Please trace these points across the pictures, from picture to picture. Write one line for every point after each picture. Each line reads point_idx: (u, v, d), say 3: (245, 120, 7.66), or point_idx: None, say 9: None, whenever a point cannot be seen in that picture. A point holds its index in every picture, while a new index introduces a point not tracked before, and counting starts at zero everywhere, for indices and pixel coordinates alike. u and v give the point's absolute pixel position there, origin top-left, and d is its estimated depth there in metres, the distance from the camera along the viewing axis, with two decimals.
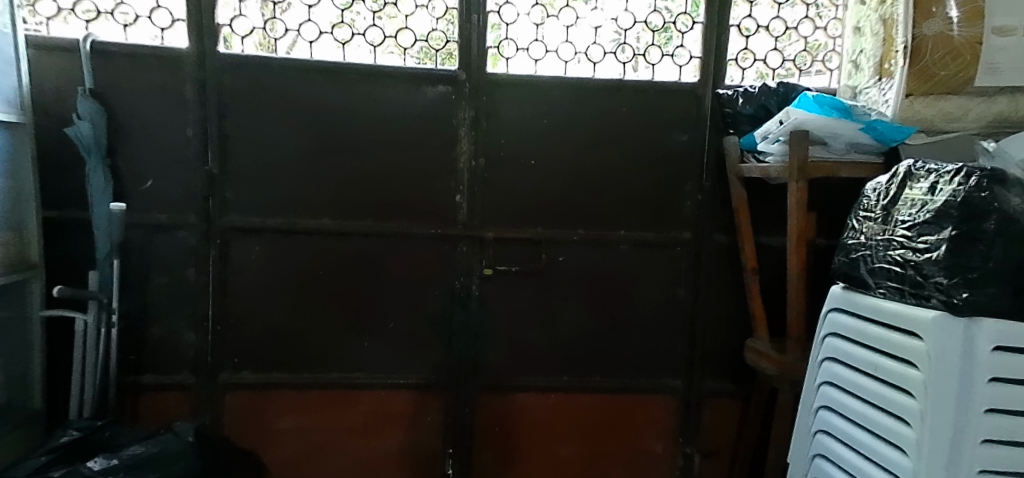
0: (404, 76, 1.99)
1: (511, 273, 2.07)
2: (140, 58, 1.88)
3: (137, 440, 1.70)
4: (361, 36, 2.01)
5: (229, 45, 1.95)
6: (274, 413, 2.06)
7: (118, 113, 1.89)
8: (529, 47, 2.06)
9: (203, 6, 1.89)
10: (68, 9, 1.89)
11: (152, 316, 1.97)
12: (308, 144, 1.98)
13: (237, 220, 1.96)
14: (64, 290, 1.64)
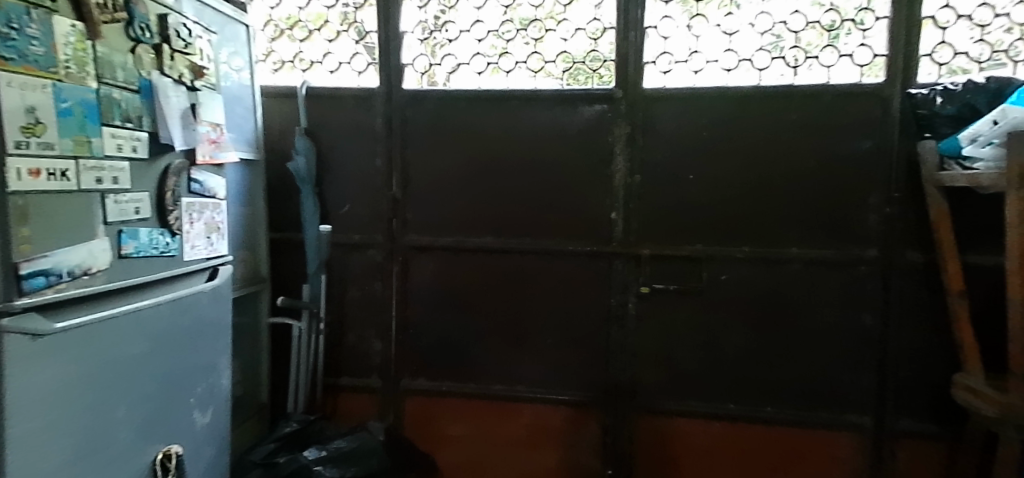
0: (547, 99, 2.06)
1: (669, 291, 2.03)
2: (338, 99, 2.16)
3: (340, 436, 1.91)
4: (523, 63, 2.12)
5: (409, 81, 2.15)
6: (445, 418, 2.21)
7: (323, 147, 2.18)
8: (688, 59, 2.02)
9: (391, 48, 2.11)
10: (290, 61, 2.23)
11: (348, 324, 2.22)
12: (476, 167, 2.11)
13: (417, 240, 2.15)
14: (286, 301, 1.93)
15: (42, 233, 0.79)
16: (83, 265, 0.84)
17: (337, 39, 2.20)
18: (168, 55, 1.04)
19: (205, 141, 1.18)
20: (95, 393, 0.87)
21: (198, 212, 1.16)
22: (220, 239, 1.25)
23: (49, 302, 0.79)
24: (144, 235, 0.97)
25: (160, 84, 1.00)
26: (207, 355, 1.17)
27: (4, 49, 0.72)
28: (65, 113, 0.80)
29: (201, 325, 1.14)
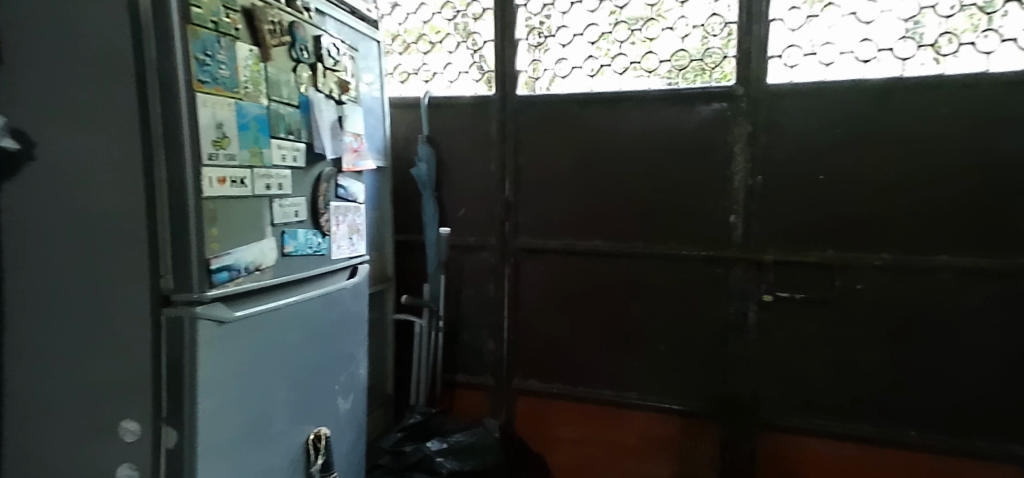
0: (648, 98, 1.98)
1: (794, 301, 1.88)
2: (457, 106, 2.22)
3: (459, 430, 1.99)
4: (638, 63, 2.05)
5: (527, 88, 2.17)
6: (555, 420, 2.21)
7: (443, 153, 2.26)
8: (818, 50, 1.84)
9: (507, 56, 2.14)
10: (413, 72, 2.34)
11: (463, 323, 2.28)
12: (587, 170, 2.08)
13: (528, 243, 2.16)
14: (411, 299, 2.04)
15: (225, 231, 0.90)
16: (256, 262, 0.95)
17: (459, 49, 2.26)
18: (321, 72, 1.14)
19: (349, 150, 1.28)
20: (263, 375, 0.97)
21: (342, 215, 1.25)
22: (359, 240, 1.33)
23: (229, 292, 0.90)
24: (301, 235, 1.07)
25: (316, 99, 1.11)
26: (348, 346, 1.26)
27: (202, 73, 0.85)
28: (243, 127, 0.92)
29: (344, 317, 1.24)
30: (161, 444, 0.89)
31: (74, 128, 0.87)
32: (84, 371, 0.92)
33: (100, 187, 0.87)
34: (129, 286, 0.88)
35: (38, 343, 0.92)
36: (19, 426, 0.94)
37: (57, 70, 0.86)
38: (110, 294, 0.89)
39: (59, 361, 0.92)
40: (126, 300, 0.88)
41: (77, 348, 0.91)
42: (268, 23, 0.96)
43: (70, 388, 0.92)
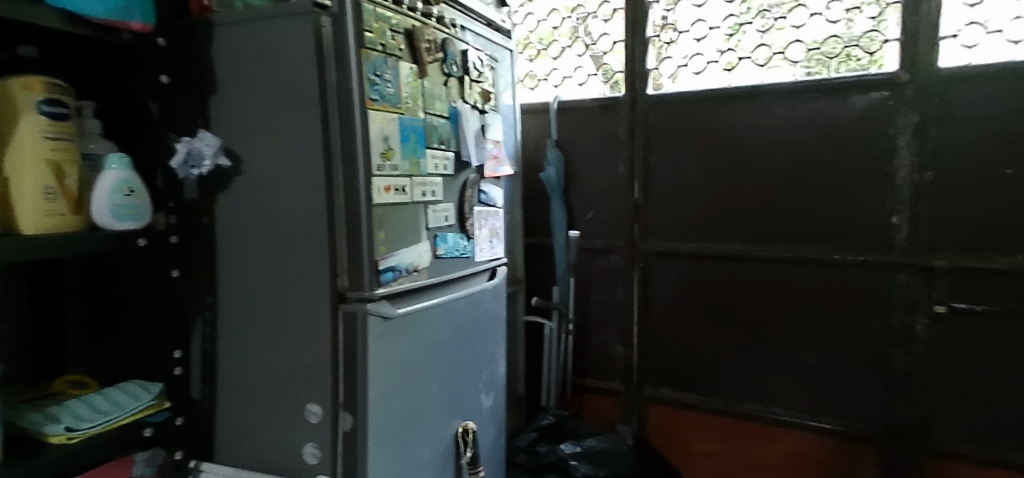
0: (775, 95, 1.65)
1: (973, 313, 1.46)
2: (586, 109, 1.94)
3: (591, 434, 1.82)
4: (781, 54, 1.69)
5: (659, 86, 1.86)
6: (691, 433, 1.86)
7: (571, 151, 1.98)
8: (1005, 26, 1.45)
9: (637, 54, 1.85)
10: (542, 79, 2.10)
11: (590, 326, 1.99)
12: (722, 163, 1.74)
13: (658, 244, 1.84)
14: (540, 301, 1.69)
15: (391, 233, 0.87)
16: (414, 264, 0.94)
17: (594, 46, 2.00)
18: (467, 85, 1.20)
19: (490, 157, 1.33)
20: (414, 370, 0.94)
21: (484, 218, 1.29)
22: (499, 242, 1.37)
23: (397, 292, 0.89)
24: (450, 239, 1.14)
25: (463, 110, 1.16)
26: (487, 346, 1.30)
27: (373, 91, 0.81)
28: (405, 139, 0.90)
29: (483, 319, 1.28)
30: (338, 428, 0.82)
31: (275, 124, 0.82)
32: (279, 370, 0.85)
33: (293, 189, 0.82)
34: (314, 291, 0.82)
35: (243, 342, 0.87)
36: (222, 424, 0.89)
37: (262, 69, 0.81)
38: (300, 299, 0.83)
39: (258, 364, 0.86)
40: (313, 306, 0.83)
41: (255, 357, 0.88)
42: (426, 42, 0.95)
43: (265, 388, 0.86)
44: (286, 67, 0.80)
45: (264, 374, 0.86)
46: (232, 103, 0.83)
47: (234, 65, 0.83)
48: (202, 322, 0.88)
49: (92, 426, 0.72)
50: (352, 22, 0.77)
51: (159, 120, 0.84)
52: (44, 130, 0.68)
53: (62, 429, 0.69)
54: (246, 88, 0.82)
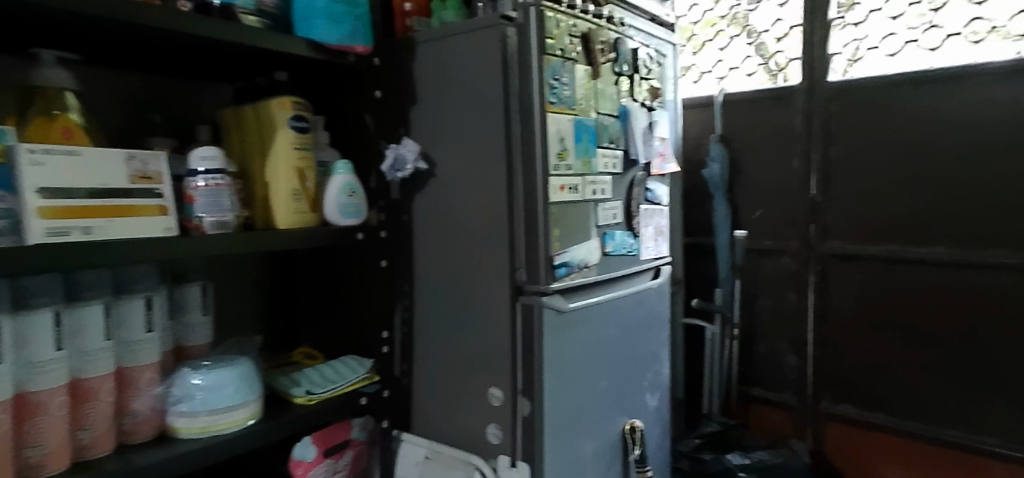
0: (990, 75, 1.20)
1: None
2: (759, 105, 1.52)
3: (760, 446, 1.41)
4: (1004, 25, 1.23)
5: (835, 69, 1.42)
6: (881, 461, 1.39)
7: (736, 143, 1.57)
8: None
9: (815, 36, 1.43)
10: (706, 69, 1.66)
11: (759, 332, 1.55)
12: (953, 163, 1.24)
13: (840, 247, 1.39)
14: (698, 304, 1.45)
15: (564, 230, 0.86)
16: (586, 260, 0.91)
17: (766, 29, 1.54)
18: (637, 82, 1.06)
19: (655, 154, 1.10)
20: (584, 361, 0.91)
21: (648, 217, 1.10)
22: (665, 240, 1.17)
23: (564, 288, 0.86)
24: (618, 237, 1.00)
25: (632, 109, 1.02)
26: (659, 346, 1.17)
27: (551, 95, 0.83)
28: (578, 139, 0.89)
29: (655, 318, 1.15)
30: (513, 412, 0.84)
31: (465, 126, 0.85)
32: (463, 356, 0.88)
33: (479, 185, 0.85)
34: (495, 284, 0.84)
35: (433, 330, 0.91)
36: (417, 403, 0.93)
37: (453, 76, 0.86)
38: (484, 292, 0.85)
39: (444, 351, 0.90)
40: (494, 298, 0.84)
41: (436, 334, 0.91)
42: (600, 43, 0.94)
43: (450, 374, 0.89)
44: (474, 71, 0.83)
45: (451, 361, 0.89)
46: (425, 109, 0.89)
47: (428, 73, 0.88)
48: (402, 308, 0.93)
49: (327, 390, 0.78)
50: (535, 29, 0.80)
51: (372, 133, 0.91)
52: (293, 143, 0.77)
53: (303, 392, 0.76)
54: (438, 95, 0.88)
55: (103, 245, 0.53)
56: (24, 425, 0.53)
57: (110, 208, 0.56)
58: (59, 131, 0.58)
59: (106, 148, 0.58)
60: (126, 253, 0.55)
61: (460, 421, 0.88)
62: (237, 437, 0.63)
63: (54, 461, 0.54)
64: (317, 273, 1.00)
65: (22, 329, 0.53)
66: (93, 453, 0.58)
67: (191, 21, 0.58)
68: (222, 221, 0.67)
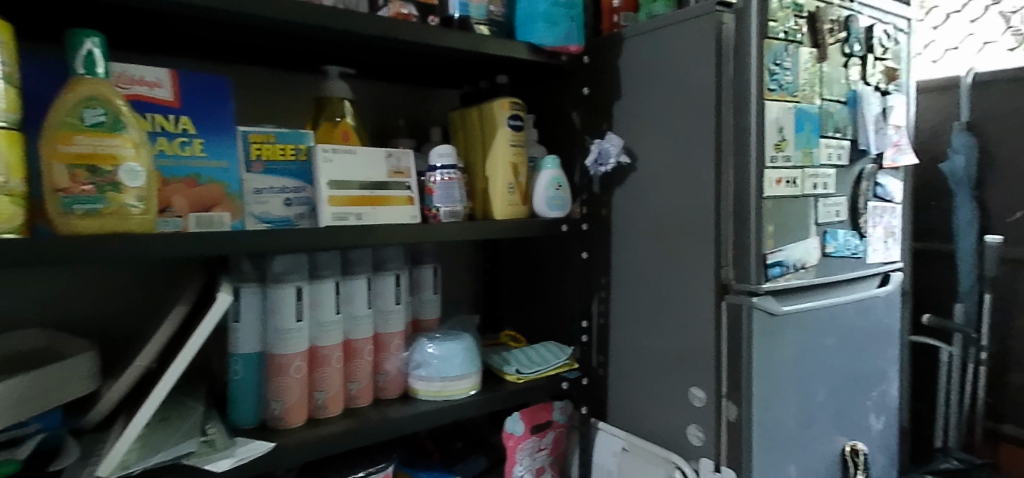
0: None
1: None
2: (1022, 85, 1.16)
3: None
4: None
5: None
6: None
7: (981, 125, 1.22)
8: None
9: None
10: (953, 46, 1.34)
11: (1015, 360, 1.19)
12: None
13: None
14: (933, 319, 1.17)
15: (780, 226, 0.76)
16: (802, 261, 0.80)
17: None
18: (871, 63, 0.94)
19: (889, 144, 0.97)
20: (795, 370, 0.81)
21: (879, 215, 0.98)
22: (895, 242, 1.02)
23: (777, 291, 0.77)
24: (841, 236, 0.89)
25: (864, 93, 0.92)
26: (885, 363, 1.02)
27: (772, 82, 0.74)
28: (799, 128, 0.79)
29: (880, 331, 1.00)
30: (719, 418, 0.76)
31: (670, 113, 0.79)
32: (657, 354, 0.82)
33: (684, 177, 0.78)
34: (698, 285, 0.76)
35: (630, 329, 0.86)
36: (612, 396, 0.89)
37: (660, 63, 0.80)
38: (681, 286, 0.79)
39: (641, 350, 0.85)
40: (697, 299, 0.77)
41: (630, 330, 0.86)
42: (828, 22, 0.84)
43: (644, 371, 0.84)
44: (683, 57, 0.77)
45: (647, 361, 0.84)
46: (627, 100, 0.85)
47: (633, 62, 0.83)
48: (598, 300, 0.91)
49: (535, 371, 0.83)
50: (755, 16, 0.72)
51: (578, 129, 0.92)
52: (510, 140, 0.83)
53: (513, 371, 0.82)
54: (640, 86, 0.83)
55: (379, 228, 0.63)
56: (314, 373, 0.65)
57: (374, 198, 0.67)
58: (340, 135, 0.71)
59: (372, 148, 0.69)
60: (394, 236, 0.65)
61: (653, 422, 0.83)
62: (465, 403, 0.71)
63: (333, 405, 0.66)
64: (522, 263, 1.04)
65: (315, 294, 0.66)
66: (359, 402, 0.69)
67: (433, 32, 0.65)
68: (454, 211, 0.76)
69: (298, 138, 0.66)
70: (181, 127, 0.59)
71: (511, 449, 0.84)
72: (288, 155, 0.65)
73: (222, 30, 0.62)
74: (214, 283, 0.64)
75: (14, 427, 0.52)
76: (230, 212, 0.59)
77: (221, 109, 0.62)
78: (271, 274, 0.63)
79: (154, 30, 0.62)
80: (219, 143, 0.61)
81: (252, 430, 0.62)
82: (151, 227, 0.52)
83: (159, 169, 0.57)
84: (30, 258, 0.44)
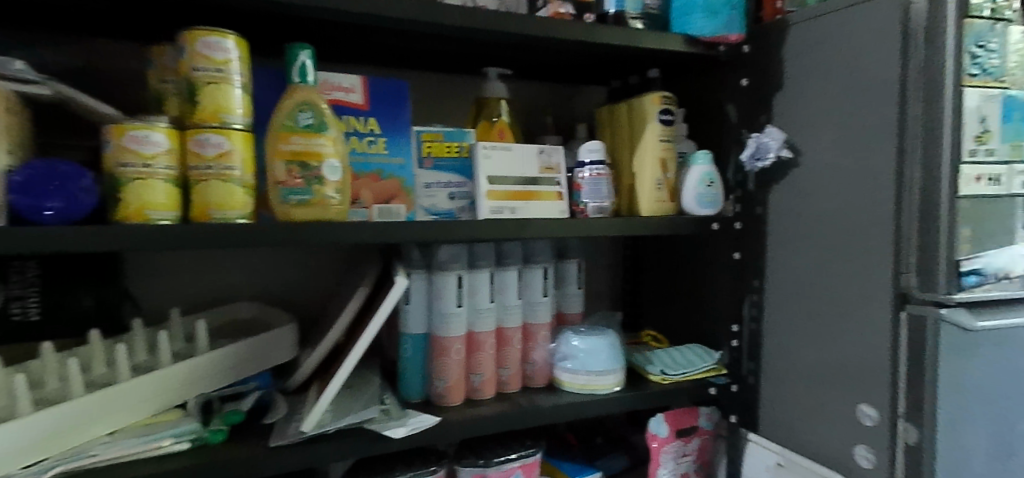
0: None
1: None
2: None
3: None
4: None
5: None
6: None
7: None
8: None
9: None
10: None
11: None
12: None
13: None
14: None
15: (979, 229, 0.65)
16: (1008, 270, 0.68)
17: None
18: None
19: None
20: (994, 396, 0.70)
21: None
22: None
23: (973, 304, 0.66)
24: None
25: None
26: None
27: (972, 66, 0.63)
28: (1009, 115, 0.67)
29: None
30: (893, 443, 0.68)
31: (840, 103, 0.72)
32: (819, 366, 0.76)
33: (858, 171, 0.70)
34: (870, 292, 0.69)
35: (787, 338, 0.80)
36: (764, 406, 0.83)
37: (832, 47, 0.73)
38: (850, 293, 0.71)
39: (799, 359, 0.78)
40: (869, 308, 0.69)
41: (786, 337, 0.80)
42: None
43: (803, 383, 0.78)
44: (860, 41, 0.69)
45: (806, 371, 0.77)
46: (791, 89, 0.78)
47: (800, 48, 0.77)
48: (749, 303, 0.85)
49: (680, 373, 0.81)
50: None
51: (731, 122, 0.87)
52: (659, 135, 0.81)
53: (658, 371, 0.81)
54: (807, 74, 0.76)
55: (532, 222, 0.65)
56: (472, 357, 0.70)
57: (527, 192, 0.70)
58: (497, 134, 0.75)
59: (526, 145, 0.71)
60: (547, 230, 0.67)
61: (812, 437, 0.77)
62: (609, 399, 0.72)
63: (487, 388, 0.70)
64: (666, 262, 1.01)
65: (473, 283, 0.70)
66: (508, 388, 0.73)
67: (592, 30, 0.66)
68: (602, 207, 0.76)
69: (460, 136, 0.70)
70: (368, 127, 0.66)
71: (655, 451, 0.83)
72: (453, 152, 0.70)
73: (397, 37, 0.68)
74: (384, 270, 0.70)
75: (237, 384, 0.65)
76: (405, 204, 0.66)
77: (400, 110, 0.68)
78: (436, 262, 0.69)
79: (342, 40, 0.70)
80: (398, 142, 0.67)
81: (419, 404, 0.68)
82: (346, 217, 0.58)
83: (352, 165, 0.64)
84: (258, 239, 0.52)
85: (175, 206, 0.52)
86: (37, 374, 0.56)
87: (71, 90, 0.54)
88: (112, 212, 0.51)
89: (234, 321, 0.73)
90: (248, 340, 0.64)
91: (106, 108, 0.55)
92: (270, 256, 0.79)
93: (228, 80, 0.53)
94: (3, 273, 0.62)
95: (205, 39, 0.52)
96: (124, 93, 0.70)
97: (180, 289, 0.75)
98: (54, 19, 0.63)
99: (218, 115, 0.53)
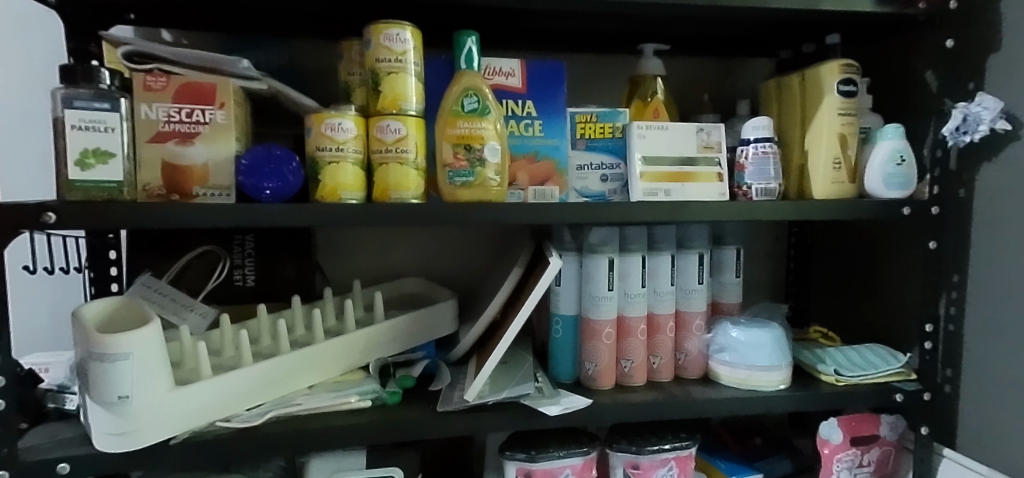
0: None
1: None
2: None
3: None
4: None
5: None
6: None
7: None
8: None
9: None
10: None
11: None
12: None
13: None
14: None
15: None
16: None
17: None
18: None
19: None
20: None
21: None
22: None
23: None
24: None
25: None
26: None
27: None
28: None
29: None
30: None
31: None
32: None
33: None
34: None
35: (996, 343, 0.68)
36: (963, 419, 0.72)
37: None
38: None
39: (1012, 369, 0.66)
40: None
41: (997, 343, 0.68)
42: None
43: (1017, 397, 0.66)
44: None
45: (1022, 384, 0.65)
46: (1013, 47, 0.66)
47: None
48: (947, 301, 0.74)
49: (856, 375, 0.73)
50: None
51: (928, 93, 0.75)
52: (837, 108, 0.73)
53: (832, 372, 0.74)
54: None
55: (690, 205, 0.63)
56: (622, 342, 0.69)
57: (683, 174, 0.67)
58: (651, 113, 0.72)
59: (684, 123, 0.68)
60: (705, 213, 0.63)
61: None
62: (773, 397, 0.67)
63: (638, 375, 0.69)
64: (841, 250, 0.91)
65: (625, 266, 0.69)
66: (660, 376, 0.71)
67: None
68: (768, 189, 0.71)
69: (613, 116, 0.69)
70: (526, 110, 0.68)
71: (826, 458, 0.76)
72: (606, 133, 0.69)
73: (556, 18, 0.68)
74: (537, 250, 0.71)
75: (407, 351, 0.71)
76: (559, 186, 0.67)
77: (556, 92, 0.69)
78: (587, 245, 0.68)
79: (502, 25, 0.72)
80: (554, 124, 0.68)
81: (570, 385, 0.69)
82: (505, 198, 0.60)
83: (511, 147, 0.66)
84: (427, 219, 0.56)
85: (361, 187, 0.58)
86: (255, 330, 0.65)
87: (281, 85, 0.62)
88: (313, 192, 0.58)
89: (404, 294, 0.80)
90: (417, 311, 0.69)
91: (307, 99, 0.63)
92: (433, 236, 0.85)
93: (404, 70, 0.58)
94: (227, 244, 0.73)
95: (387, 31, 0.57)
96: (315, 86, 0.79)
97: (356, 263, 0.83)
98: (263, 22, 0.72)
99: (397, 102, 0.57)
